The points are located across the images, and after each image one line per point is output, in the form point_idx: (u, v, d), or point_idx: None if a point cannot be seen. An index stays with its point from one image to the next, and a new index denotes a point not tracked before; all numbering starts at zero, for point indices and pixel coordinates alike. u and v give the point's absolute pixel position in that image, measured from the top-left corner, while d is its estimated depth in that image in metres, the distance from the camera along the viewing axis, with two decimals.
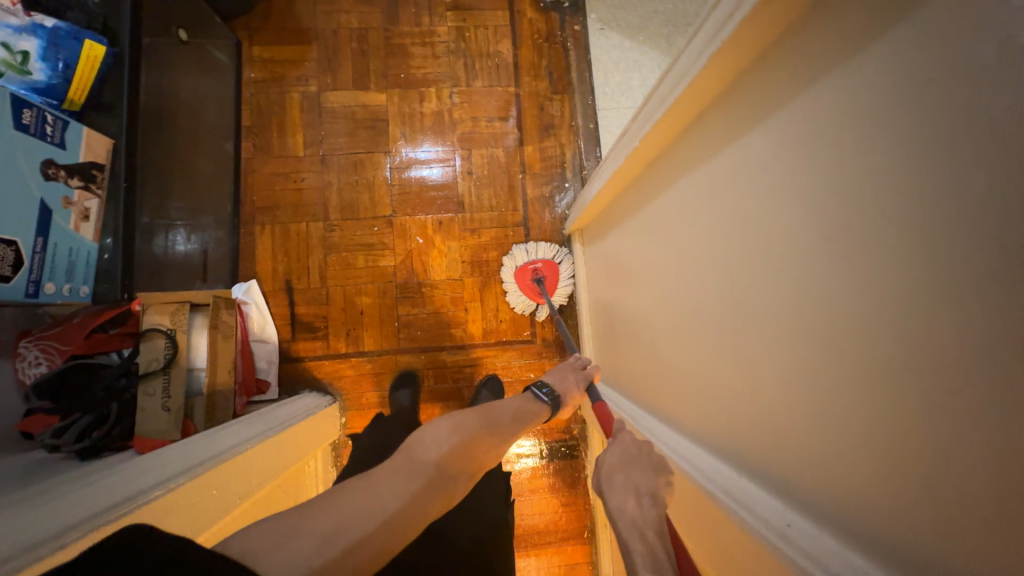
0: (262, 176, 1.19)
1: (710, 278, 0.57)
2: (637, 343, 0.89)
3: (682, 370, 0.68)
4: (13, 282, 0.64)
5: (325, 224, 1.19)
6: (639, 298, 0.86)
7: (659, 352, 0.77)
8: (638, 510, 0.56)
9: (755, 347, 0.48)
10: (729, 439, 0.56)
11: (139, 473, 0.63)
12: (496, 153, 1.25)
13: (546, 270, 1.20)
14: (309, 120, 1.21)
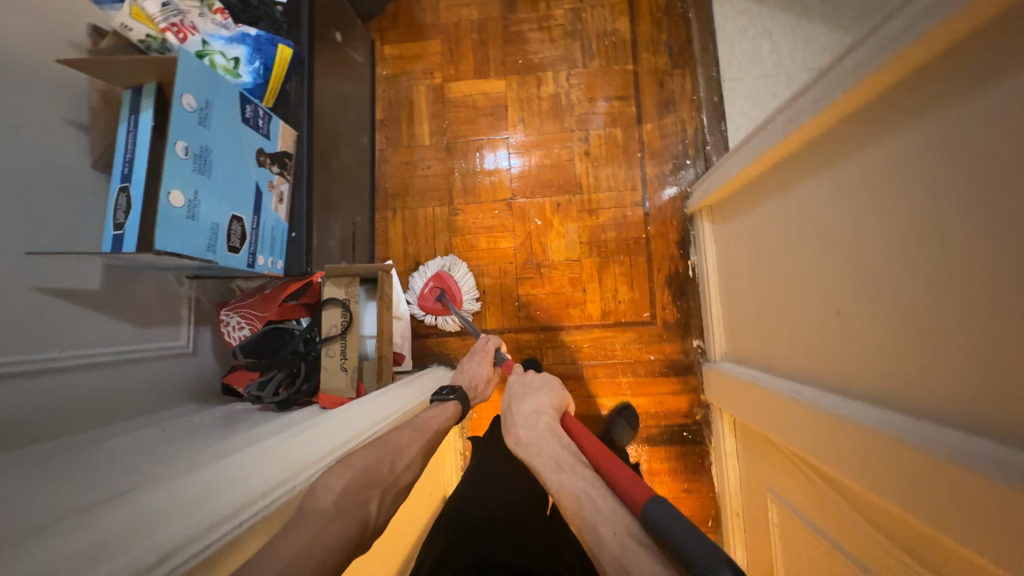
0: (394, 166, 1.29)
1: (911, 229, 0.51)
2: (784, 328, 0.83)
3: (852, 333, 0.63)
4: (240, 254, 0.74)
5: (449, 209, 1.26)
6: (783, 267, 0.81)
7: (819, 333, 0.71)
8: (529, 429, 0.73)
9: (992, 291, 0.43)
10: (930, 396, 0.51)
11: (303, 437, 0.64)
12: (613, 133, 1.23)
13: (439, 284, 1.20)
14: (433, 112, 1.29)
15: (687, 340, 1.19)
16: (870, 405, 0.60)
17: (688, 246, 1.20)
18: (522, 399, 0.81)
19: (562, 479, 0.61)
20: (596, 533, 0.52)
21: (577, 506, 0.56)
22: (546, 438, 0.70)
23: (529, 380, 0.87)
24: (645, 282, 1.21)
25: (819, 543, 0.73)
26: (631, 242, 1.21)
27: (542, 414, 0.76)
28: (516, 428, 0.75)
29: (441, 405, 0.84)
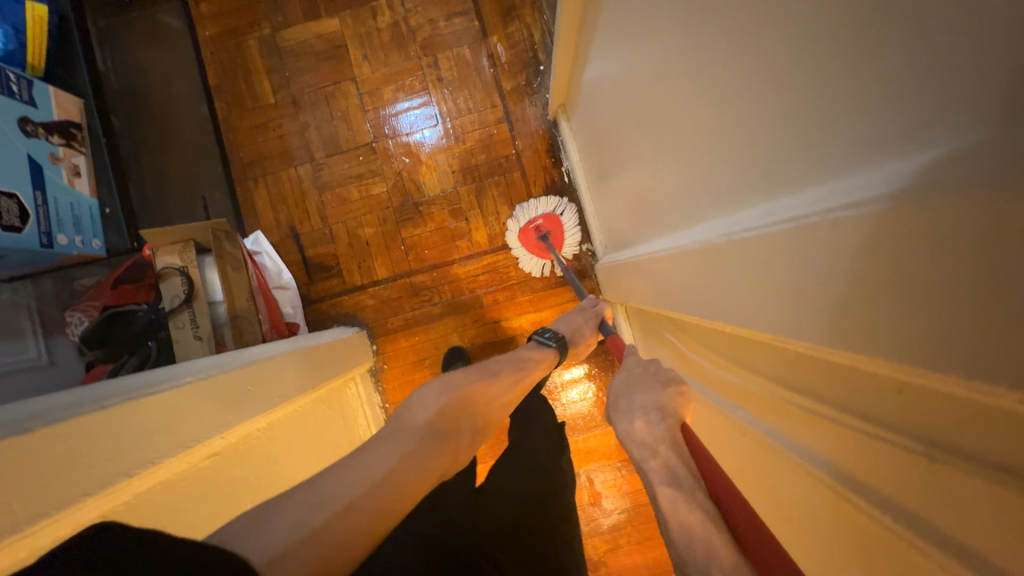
0: (243, 132, 1.20)
1: (650, 36, 0.50)
2: (627, 197, 0.84)
3: (655, 172, 0.63)
4: (25, 233, 0.68)
5: (312, 165, 1.20)
6: (614, 133, 0.80)
7: (642, 188, 0.73)
8: (645, 430, 0.56)
9: (688, 69, 0.43)
10: (693, 200, 0.52)
11: (92, 391, 0.57)
12: (462, 51, 1.19)
13: (547, 225, 1.18)
14: (271, 66, 1.20)
15: (576, 246, 1.20)
16: (669, 236, 0.63)
17: (558, 153, 1.19)
18: (642, 394, 0.63)
19: (673, 498, 0.45)
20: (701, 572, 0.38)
21: (686, 540, 0.41)
22: (663, 449, 0.53)
23: (654, 370, 0.69)
24: (525, 198, 1.20)
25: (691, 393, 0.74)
26: (502, 161, 1.19)
27: (665, 417, 0.58)
28: (629, 424, 0.59)
29: (543, 350, 0.88)
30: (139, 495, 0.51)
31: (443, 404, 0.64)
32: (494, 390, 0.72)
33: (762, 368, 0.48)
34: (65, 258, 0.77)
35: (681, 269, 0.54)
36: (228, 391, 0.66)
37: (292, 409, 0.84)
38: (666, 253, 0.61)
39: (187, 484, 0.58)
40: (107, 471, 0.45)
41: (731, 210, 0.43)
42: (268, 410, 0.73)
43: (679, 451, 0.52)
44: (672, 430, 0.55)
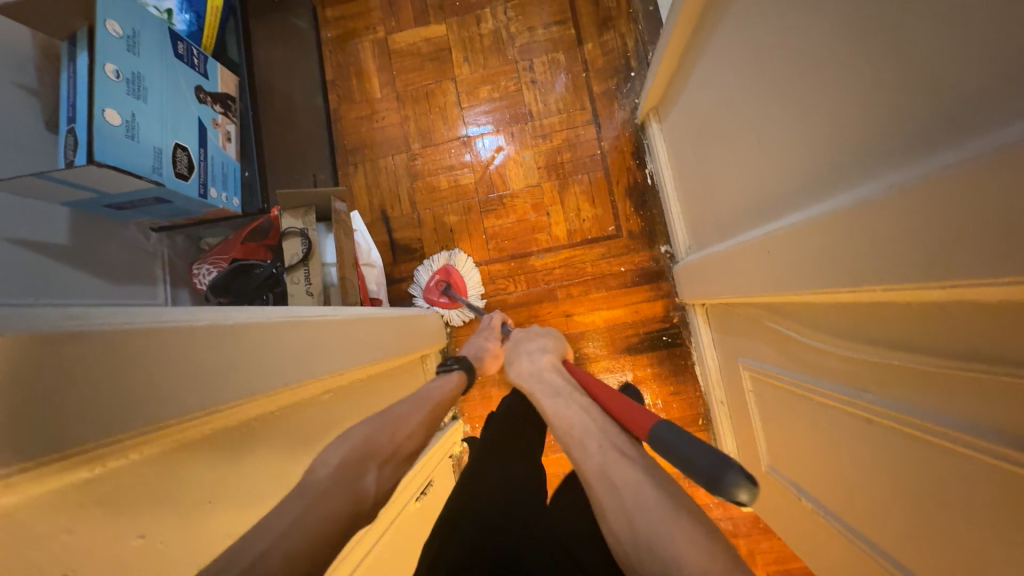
0: (349, 122, 1.32)
1: (801, 13, 0.53)
2: (725, 191, 0.85)
3: (772, 154, 0.65)
4: (189, 181, 0.78)
5: (407, 155, 1.29)
6: (721, 123, 0.81)
7: (750, 179, 0.74)
8: (531, 364, 0.70)
9: (856, 37, 0.45)
10: (830, 171, 0.53)
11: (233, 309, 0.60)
12: (556, 57, 1.25)
13: (445, 277, 1.22)
14: (381, 64, 1.32)
15: (654, 248, 1.20)
16: (782, 217, 0.63)
17: (643, 155, 1.22)
18: (524, 338, 0.79)
19: (558, 405, 0.58)
20: (584, 451, 0.50)
21: (567, 428, 0.54)
22: (545, 371, 0.67)
23: (531, 330, 0.86)
24: (606, 196, 1.22)
25: (791, 386, 0.72)
26: (586, 160, 1.23)
27: (544, 350, 0.73)
28: (518, 363, 0.72)
29: (447, 375, 0.84)
30: (279, 413, 0.55)
31: (346, 454, 0.53)
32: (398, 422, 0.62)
33: (917, 339, 0.47)
34: (212, 211, 0.87)
35: (808, 242, 0.54)
36: (348, 333, 0.71)
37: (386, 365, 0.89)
38: (780, 232, 0.61)
39: (315, 411, 0.62)
40: (264, 375, 0.49)
41: (885, 171, 0.44)
42: (372, 360, 0.78)
43: (560, 371, 0.67)
44: (553, 360, 0.70)
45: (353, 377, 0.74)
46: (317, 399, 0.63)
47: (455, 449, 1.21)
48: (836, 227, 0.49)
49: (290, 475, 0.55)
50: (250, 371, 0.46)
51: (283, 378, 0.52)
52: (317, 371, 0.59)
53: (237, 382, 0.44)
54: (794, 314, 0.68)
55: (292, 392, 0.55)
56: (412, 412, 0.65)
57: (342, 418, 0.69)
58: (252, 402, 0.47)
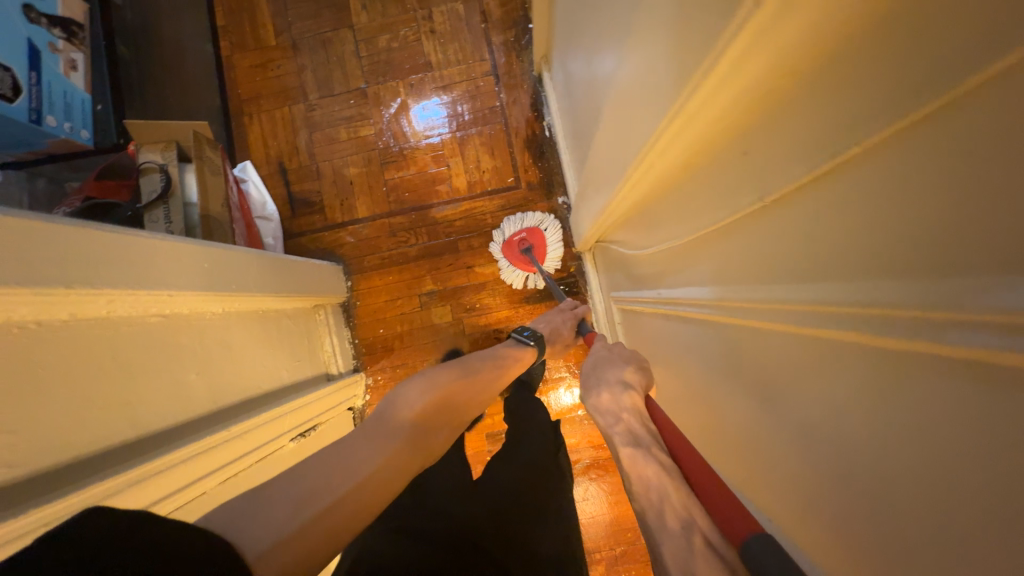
0: (242, 71, 1.26)
1: None
2: (583, 127, 0.88)
3: (597, 72, 0.68)
4: (14, 104, 0.74)
5: (305, 105, 1.25)
6: (574, 59, 0.84)
7: (591, 105, 0.76)
8: (611, 399, 0.62)
9: None
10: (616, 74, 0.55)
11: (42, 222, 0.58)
12: (455, 6, 1.24)
13: (532, 238, 1.18)
14: (275, 10, 1.27)
15: (552, 199, 1.22)
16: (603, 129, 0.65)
17: (541, 107, 1.24)
18: (609, 368, 0.69)
19: (634, 459, 0.49)
20: (661, 522, 0.42)
21: (643, 487, 0.47)
22: (626, 414, 0.58)
23: (617, 351, 0.76)
24: (506, 149, 1.23)
25: (642, 303, 0.76)
26: (486, 111, 1.23)
27: (630, 387, 0.63)
28: (594, 395, 0.65)
29: (520, 345, 0.89)
30: (82, 320, 0.55)
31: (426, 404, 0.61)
32: (477, 382, 0.72)
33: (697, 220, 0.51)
34: (55, 143, 0.82)
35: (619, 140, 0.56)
36: (197, 262, 0.73)
37: (257, 308, 0.90)
38: (606, 140, 0.63)
39: (137, 332, 0.62)
40: (52, 271, 0.49)
41: (630, 56, 0.47)
42: (230, 297, 0.79)
43: (643, 421, 0.56)
44: (635, 402, 0.61)
45: (197, 310, 0.74)
46: (140, 319, 0.63)
47: (354, 402, 1.20)
48: (626, 118, 0.51)
49: (87, 389, 0.53)
50: (26, 264, 0.46)
51: (85, 281, 0.52)
52: (138, 286, 0.60)
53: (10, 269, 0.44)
54: (636, 226, 0.72)
55: (94, 299, 0.54)
56: (488, 375, 0.76)
57: (178, 342, 0.69)
58: (34, 296, 0.47)
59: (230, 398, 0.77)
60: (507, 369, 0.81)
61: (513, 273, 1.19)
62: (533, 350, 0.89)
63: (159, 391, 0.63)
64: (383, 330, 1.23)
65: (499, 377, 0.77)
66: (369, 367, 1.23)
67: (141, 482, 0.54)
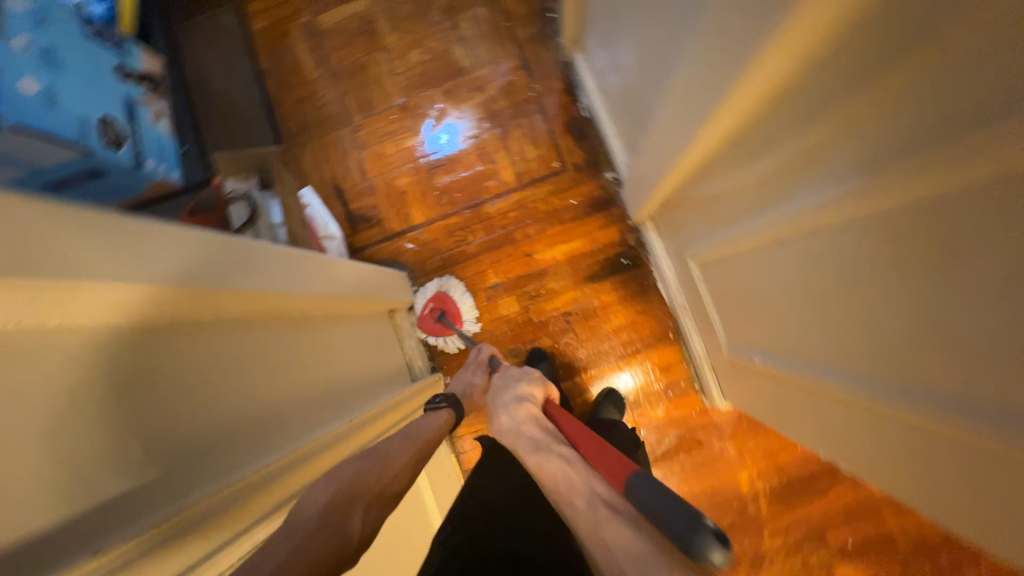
0: (289, 105, 1.34)
1: None
2: (637, 84, 0.85)
3: (652, 24, 0.69)
4: (121, 152, 0.81)
5: (351, 128, 1.32)
6: (619, 23, 0.85)
7: (646, 64, 0.77)
8: (510, 418, 0.76)
9: None
10: (680, 19, 0.57)
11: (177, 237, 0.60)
12: (479, 11, 1.29)
13: (439, 305, 1.23)
14: (312, 46, 1.35)
15: (600, 176, 1.24)
16: (675, 70, 0.64)
17: (576, 90, 1.26)
18: (510, 391, 0.83)
19: (543, 460, 0.63)
20: (571, 503, 0.54)
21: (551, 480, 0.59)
22: (525, 426, 0.73)
23: (510, 373, 0.91)
24: (547, 136, 1.26)
25: (725, 246, 0.75)
26: (523, 103, 1.27)
27: (524, 403, 0.78)
28: (500, 416, 0.78)
29: (436, 413, 0.84)
30: (222, 324, 0.57)
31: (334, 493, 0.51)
32: (387, 458, 0.61)
33: (771, 143, 0.51)
34: (154, 186, 0.89)
35: (693, 77, 0.56)
36: (275, 266, 0.70)
37: (339, 308, 0.90)
38: (675, 85, 0.63)
39: (235, 334, 0.59)
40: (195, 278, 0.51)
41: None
42: (311, 296, 0.76)
43: (540, 425, 0.72)
44: (532, 412, 0.76)
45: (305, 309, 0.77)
46: (232, 319, 0.59)
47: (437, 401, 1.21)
48: (701, 55, 0.52)
49: (236, 385, 0.55)
50: (170, 270, 0.48)
51: (220, 285, 0.54)
52: (225, 287, 0.55)
53: (95, 265, 0.39)
54: (705, 172, 0.72)
55: (226, 302, 0.56)
56: (399, 449, 0.65)
57: (294, 344, 0.72)
58: (182, 301, 0.49)
59: (329, 393, 0.77)
60: (426, 439, 0.71)
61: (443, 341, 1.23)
62: (449, 410, 0.85)
63: (289, 387, 0.66)
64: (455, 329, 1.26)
65: (410, 448, 0.67)
66: (445, 366, 1.25)
67: (284, 473, 0.54)
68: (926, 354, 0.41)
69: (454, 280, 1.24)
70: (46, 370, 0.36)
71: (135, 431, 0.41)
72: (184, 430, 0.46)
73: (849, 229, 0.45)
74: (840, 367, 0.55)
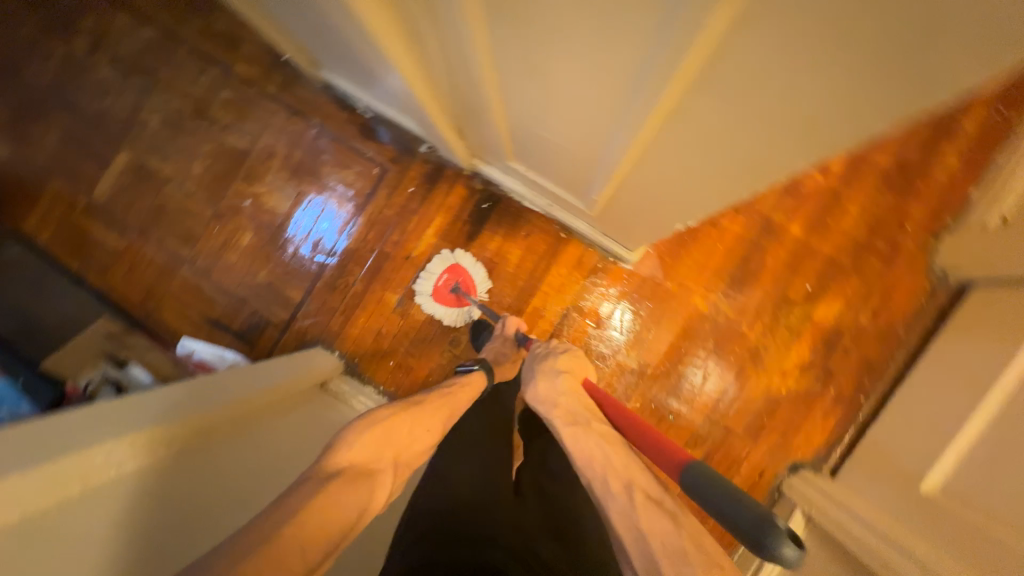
0: (121, 284, 1.30)
1: None
2: (360, 67, 0.94)
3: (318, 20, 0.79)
4: None
5: (189, 264, 1.30)
6: (317, 39, 0.95)
7: (347, 48, 0.85)
8: (546, 386, 0.77)
9: None
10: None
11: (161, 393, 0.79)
12: (227, 96, 1.31)
13: (455, 277, 1.24)
14: (106, 221, 1.32)
15: (418, 154, 1.28)
16: (345, 28, 0.70)
17: (349, 101, 1.29)
18: (547, 361, 0.83)
19: (582, 437, 0.67)
20: (607, 485, 0.60)
21: (589, 463, 0.64)
22: (561, 399, 0.74)
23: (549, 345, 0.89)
24: (355, 154, 1.29)
25: (505, 127, 0.83)
26: (316, 143, 1.30)
27: (563, 374, 0.79)
28: (531, 385, 0.80)
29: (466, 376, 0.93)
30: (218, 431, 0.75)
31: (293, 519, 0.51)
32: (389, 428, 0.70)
33: (425, 15, 0.57)
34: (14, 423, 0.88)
35: (346, 15, 0.62)
36: (207, 391, 0.81)
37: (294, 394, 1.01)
38: (354, 34, 0.69)
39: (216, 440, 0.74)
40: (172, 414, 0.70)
41: None
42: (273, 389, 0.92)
43: (581, 402, 0.73)
44: (571, 385, 0.77)
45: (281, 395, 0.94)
46: (179, 438, 0.68)
47: None
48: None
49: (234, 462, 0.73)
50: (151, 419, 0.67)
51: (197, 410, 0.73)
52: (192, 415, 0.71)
53: (79, 441, 0.58)
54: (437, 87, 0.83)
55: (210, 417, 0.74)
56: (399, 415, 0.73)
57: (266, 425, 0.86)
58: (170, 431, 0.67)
59: (300, 456, 0.85)
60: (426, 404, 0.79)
61: (450, 313, 1.24)
62: (479, 372, 0.95)
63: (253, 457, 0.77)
64: (394, 360, 1.26)
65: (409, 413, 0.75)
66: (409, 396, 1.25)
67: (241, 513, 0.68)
68: (595, 74, 0.46)
69: (465, 253, 1.25)
70: (88, 513, 0.53)
71: (138, 537, 0.56)
72: (190, 511, 0.62)
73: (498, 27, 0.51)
74: (606, 140, 0.61)
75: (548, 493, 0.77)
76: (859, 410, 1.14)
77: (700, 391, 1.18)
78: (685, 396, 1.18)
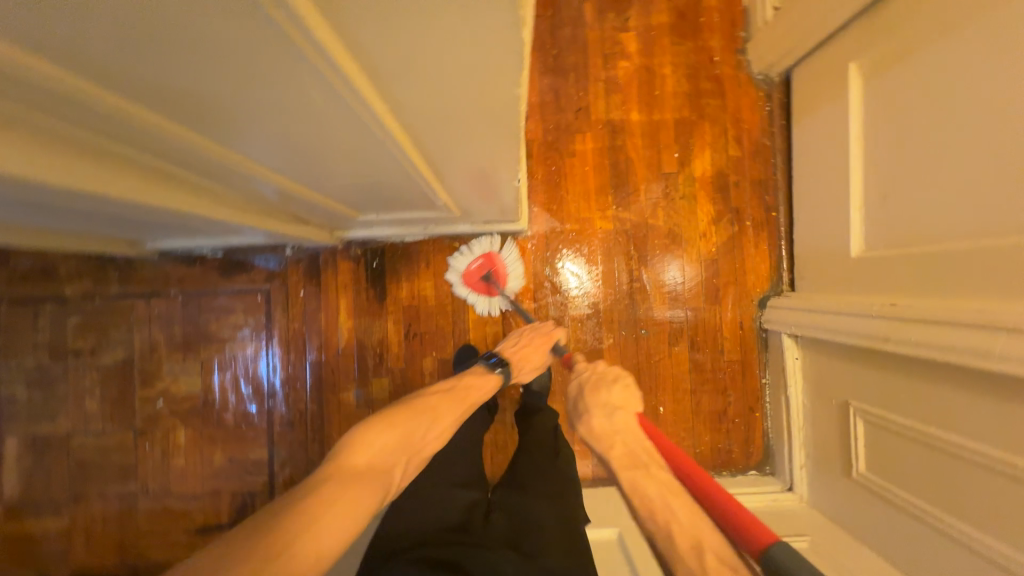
0: (92, 557, 1.20)
1: None
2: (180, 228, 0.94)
3: (105, 216, 0.78)
4: None
5: (144, 495, 1.21)
6: (128, 229, 0.94)
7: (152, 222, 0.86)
8: (600, 421, 0.71)
9: None
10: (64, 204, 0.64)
11: None
12: (76, 323, 1.22)
13: (490, 265, 1.19)
14: (36, 512, 1.20)
15: (288, 259, 1.24)
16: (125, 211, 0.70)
17: (194, 254, 1.23)
18: (599, 393, 0.76)
19: (649, 483, 0.59)
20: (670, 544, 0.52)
21: (650, 516, 0.55)
22: (614, 433, 0.69)
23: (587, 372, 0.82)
24: (232, 296, 1.24)
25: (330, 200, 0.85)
26: (190, 310, 1.23)
27: (616, 408, 0.72)
28: (580, 414, 0.74)
29: (489, 378, 0.87)
30: None
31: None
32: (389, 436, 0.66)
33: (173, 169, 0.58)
34: None
35: (109, 206, 0.61)
36: None
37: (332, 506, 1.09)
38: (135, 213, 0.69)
39: None
40: None
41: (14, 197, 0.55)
42: None
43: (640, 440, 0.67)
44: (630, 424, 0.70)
45: None
46: None
47: None
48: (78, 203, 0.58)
49: None
50: None
51: None
52: None
53: None
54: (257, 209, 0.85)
55: None
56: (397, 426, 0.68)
57: None
58: None
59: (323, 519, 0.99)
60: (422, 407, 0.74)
61: (477, 300, 1.20)
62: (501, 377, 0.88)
63: None
64: None
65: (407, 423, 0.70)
66: None
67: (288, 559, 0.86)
68: (324, 119, 0.48)
69: (512, 244, 1.20)
70: None
71: None
72: None
73: (224, 141, 0.51)
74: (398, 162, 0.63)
75: (518, 507, 0.80)
76: (779, 226, 1.22)
77: (652, 294, 1.22)
78: (644, 307, 1.22)
